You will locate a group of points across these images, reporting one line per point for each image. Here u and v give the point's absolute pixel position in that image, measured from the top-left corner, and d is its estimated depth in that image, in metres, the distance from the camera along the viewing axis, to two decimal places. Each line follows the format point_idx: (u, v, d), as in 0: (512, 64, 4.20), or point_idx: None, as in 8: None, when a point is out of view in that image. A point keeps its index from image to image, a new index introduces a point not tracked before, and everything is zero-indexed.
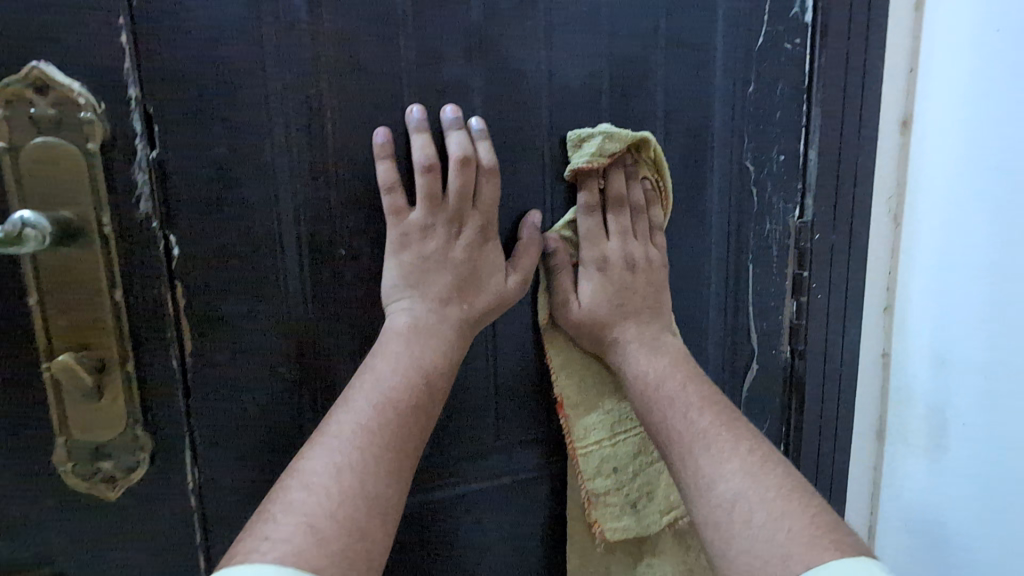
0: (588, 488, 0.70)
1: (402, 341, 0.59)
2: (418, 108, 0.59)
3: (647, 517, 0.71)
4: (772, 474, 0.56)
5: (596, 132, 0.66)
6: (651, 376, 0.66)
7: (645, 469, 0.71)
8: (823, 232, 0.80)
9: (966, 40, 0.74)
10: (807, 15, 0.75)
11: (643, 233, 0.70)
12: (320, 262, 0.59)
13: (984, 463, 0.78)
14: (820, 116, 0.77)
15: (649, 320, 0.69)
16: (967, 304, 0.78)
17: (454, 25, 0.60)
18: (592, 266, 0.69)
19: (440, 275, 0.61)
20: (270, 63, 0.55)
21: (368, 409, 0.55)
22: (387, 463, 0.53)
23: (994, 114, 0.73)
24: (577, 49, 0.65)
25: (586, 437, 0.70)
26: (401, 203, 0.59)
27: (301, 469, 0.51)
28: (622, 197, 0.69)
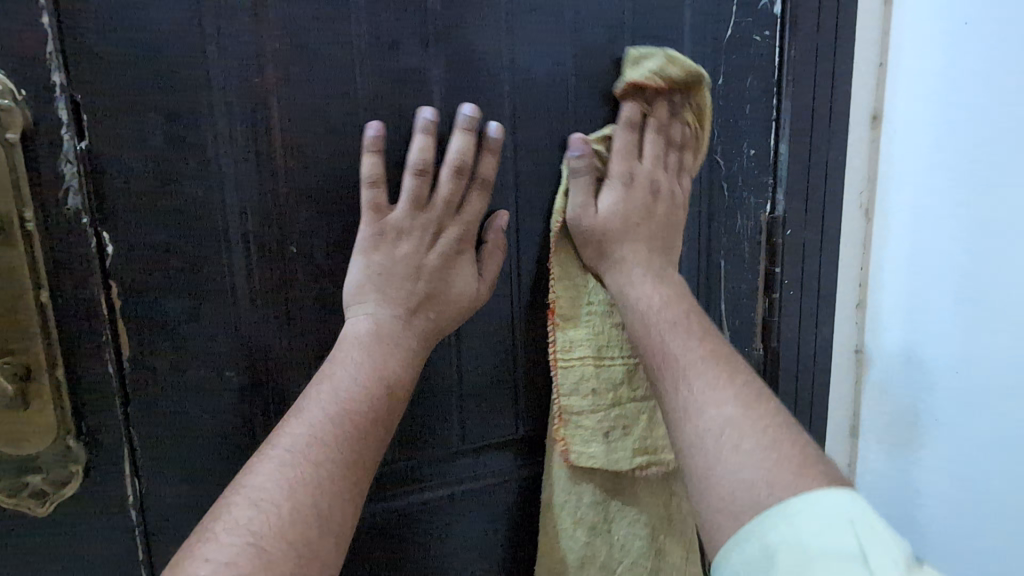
0: (561, 404, 0.66)
1: (362, 347, 0.56)
2: (430, 110, 0.58)
3: (618, 451, 0.65)
4: (766, 410, 0.53)
5: (660, 53, 0.65)
6: (657, 301, 0.62)
7: (627, 400, 0.66)
8: (795, 227, 0.79)
9: (936, 33, 0.74)
10: (776, 7, 0.74)
11: (673, 169, 0.68)
12: (269, 261, 0.56)
13: (965, 460, 0.78)
14: (790, 109, 0.76)
15: (656, 248, 0.65)
16: (944, 300, 0.77)
17: (410, 11, 0.57)
18: (618, 179, 0.66)
19: (408, 280, 0.59)
20: (211, 50, 0.52)
21: (324, 418, 0.51)
22: (344, 478, 0.49)
23: (969, 106, 0.72)
24: (540, 38, 0.63)
25: (570, 351, 0.66)
26: (382, 201, 0.57)
27: (248, 483, 0.47)
28: (662, 128, 0.67)
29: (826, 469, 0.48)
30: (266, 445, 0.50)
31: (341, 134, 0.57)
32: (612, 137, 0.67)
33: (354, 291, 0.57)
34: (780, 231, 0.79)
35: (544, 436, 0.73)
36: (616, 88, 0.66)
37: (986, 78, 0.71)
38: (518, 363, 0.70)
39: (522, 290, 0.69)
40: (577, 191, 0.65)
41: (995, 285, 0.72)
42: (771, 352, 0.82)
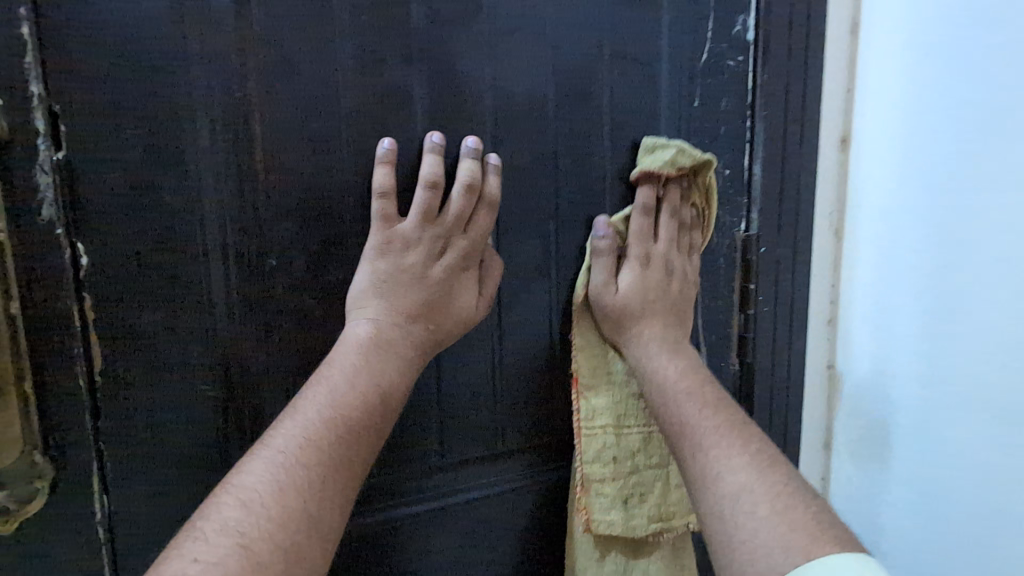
0: (583, 471, 0.71)
1: (359, 351, 0.57)
2: (438, 134, 0.61)
3: (635, 517, 0.71)
4: (780, 476, 0.57)
5: (671, 144, 0.71)
6: (672, 375, 0.68)
7: (642, 467, 0.72)
8: (768, 245, 0.82)
9: (900, 58, 0.79)
10: (749, 34, 0.78)
11: (683, 246, 0.75)
12: (250, 275, 0.56)
13: (936, 468, 0.79)
14: (763, 132, 0.80)
15: (670, 323, 0.72)
16: (911, 311, 0.80)
17: (393, 29, 0.59)
18: (636, 261, 0.73)
19: (410, 291, 0.61)
20: (195, 62, 0.52)
21: (317, 421, 0.52)
22: (333, 484, 0.50)
23: (932, 124, 0.76)
24: (522, 60, 0.65)
25: (592, 420, 0.72)
26: (391, 211, 0.59)
27: (236, 483, 0.47)
28: (673, 212, 0.74)
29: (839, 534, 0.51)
30: (258, 445, 0.51)
31: (324, 146, 0.57)
32: (631, 220, 0.73)
33: (357, 296, 0.59)
34: (754, 249, 0.82)
35: (531, 449, 0.74)
36: (631, 174, 0.72)
37: (947, 97, 0.74)
38: (502, 377, 0.71)
39: (504, 306, 0.70)
40: (601, 271, 0.71)
41: (960, 297, 0.74)
42: (746, 366, 0.85)
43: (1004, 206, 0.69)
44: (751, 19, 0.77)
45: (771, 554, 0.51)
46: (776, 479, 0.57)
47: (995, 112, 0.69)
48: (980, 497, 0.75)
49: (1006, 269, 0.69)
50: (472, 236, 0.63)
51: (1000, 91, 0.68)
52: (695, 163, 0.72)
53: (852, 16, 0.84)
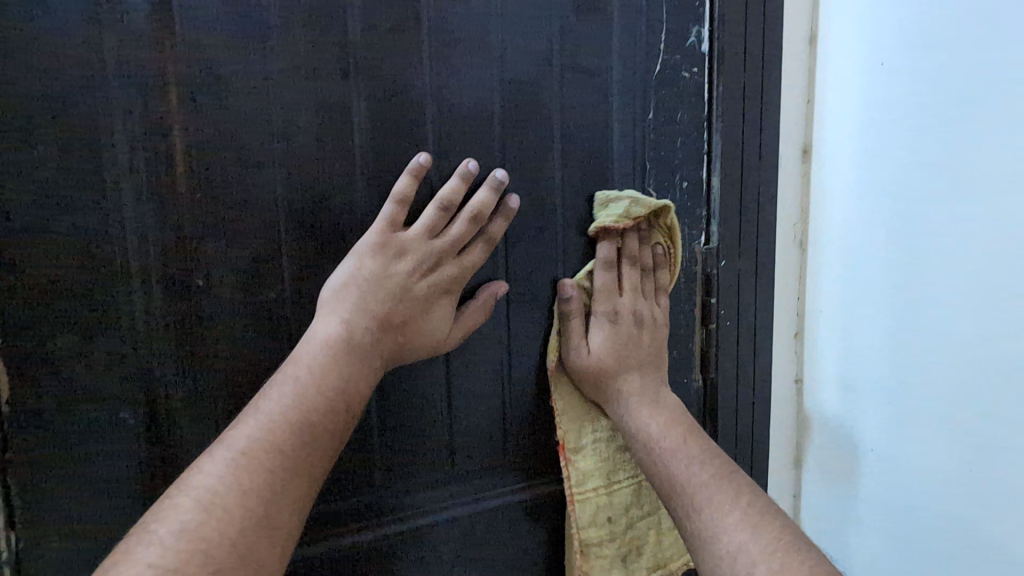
0: (581, 537, 0.72)
1: (327, 351, 0.54)
2: (474, 163, 0.61)
3: (635, 570, 0.74)
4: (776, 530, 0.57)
5: (623, 196, 0.71)
6: (654, 429, 0.69)
7: (636, 519, 0.75)
8: (728, 259, 0.81)
9: (856, 66, 0.78)
10: (704, 45, 0.77)
11: (649, 292, 0.74)
12: (177, 296, 0.54)
13: (908, 480, 0.77)
14: (720, 143, 0.78)
15: (647, 374, 0.73)
16: (881, 317, 0.78)
17: (327, 41, 0.57)
18: (605, 318, 0.72)
19: (393, 302, 0.59)
20: (112, 76, 0.50)
21: (279, 420, 0.50)
22: (294, 490, 0.49)
23: (900, 124, 0.74)
24: (466, 73, 0.64)
25: (584, 484, 0.73)
26: (400, 220, 0.59)
27: (194, 485, 0.46)
28: (635, 260, 0.73)
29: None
30: (217, 444, 0.49)
31: (254, 162, 0.55)
32: (595, 274, 0.72)
33: (333, 292, 0.57)
34: (714, 263, 0.80)
35: (483, 472, 0.73)
36: (588, 230, 0.71)
37: (912, 97, 0.72)
38: (453, 396, 0.70)
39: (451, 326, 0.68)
40: (572, 334, 0.72)
41: (930, 301, 0.72)
42: (710, 382, 0.83)
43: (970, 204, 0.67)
44: (705, 30, 0.77)
45: None
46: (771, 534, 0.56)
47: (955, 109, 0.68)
48: (951, 513, 0.72)
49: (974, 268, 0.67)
50: (463, 264, 0.63)
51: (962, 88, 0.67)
52: (652, 208, 0.71)
53: (811, 26, 0.83)
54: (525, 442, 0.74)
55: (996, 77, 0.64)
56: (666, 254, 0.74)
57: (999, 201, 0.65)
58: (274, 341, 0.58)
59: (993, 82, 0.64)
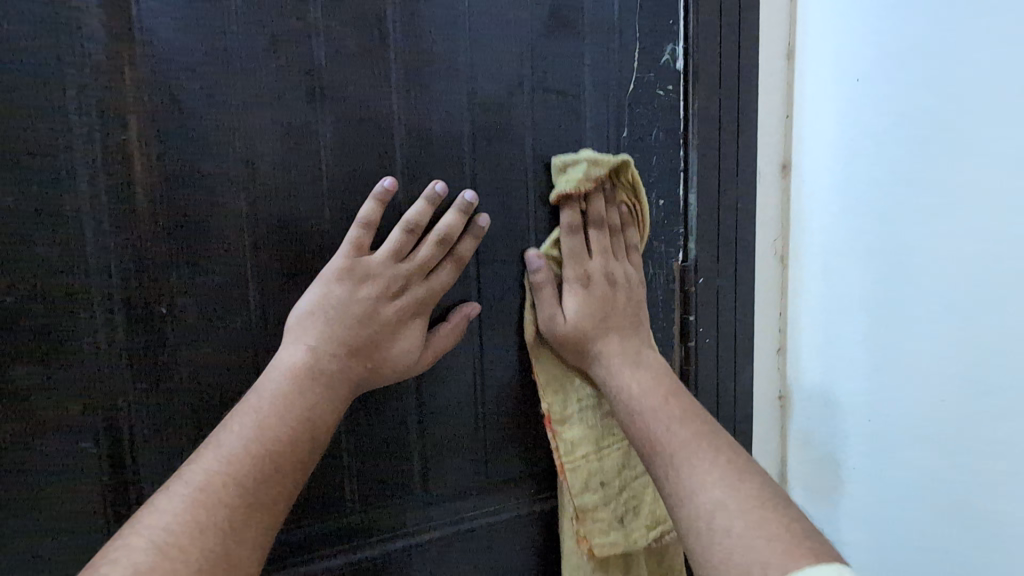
0: (576, 503, 0.70)
1: (292, 380, 0.54)
2: (441, 185, 0.61)
3: (633, 530, 0.72)
4: (753, 489, 0.55)
5: (580, 158, 0.69)
6: (635, 390, 0.65)
7: (630, 480, 0.73)
8: (707, 275, 0.80)
9: (833, 83, 0.78)
10: (678, 63, 0.77)
11: (621, 252, 0.72)
12: (139, 325, 0.54)
13: (894, 500, 0.75)
14: (697, 160, 0.78)
15: (628, 336, 0.70)
16: (860, 336, 0.77)
17: (292, 66, 0.57)
18: (577, 283, 0.69)
19: (360, 327, 0.58)
20: (72, 107, 0.50)
21: (240, 453, 0.50)
22: (255, 523, 0.48)
23: (876, 141, 0.74)
24: (434, 95, 0.63)
25: (573, 452, 0.71)
26: (365, 244, 0.59)
27: (146, 525, 0.45)
28: (602, 219, 0.70)
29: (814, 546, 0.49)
30: (173, 480, 0.48)
31: (219, 188, 0.55)
32: (561, 240, 0.70)
33: (299, 319, 0.57)
34: (692, 280, 0.80)
35: (458, 493, 0.72)
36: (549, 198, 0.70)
37: (890, 113, 0.72)
38: (426, 419, 0.69)
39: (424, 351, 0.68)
40: (545, 303, 0.69)
41: (910, 320, 0.71)
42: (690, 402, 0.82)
43: (945, 225, 0.67)
44: (680, 48, 0.76)
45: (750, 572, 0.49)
46: (750, 492, 0.54)
47: (927, 131, 0.68)
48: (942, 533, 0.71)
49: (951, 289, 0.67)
50: (432, 286, 0.63)
51: (934, 110, 0.67)
52: (609, 167, 0.70)
53: (788, 43, 0.83)
54: (500, 463, 0.74)
55: (967, 98, 0.64)
56: (632, 211, 0.72)
57: (976, 221, 0.65)
58: (238, 369, 0.58)
59: (964, 104, 0.65)
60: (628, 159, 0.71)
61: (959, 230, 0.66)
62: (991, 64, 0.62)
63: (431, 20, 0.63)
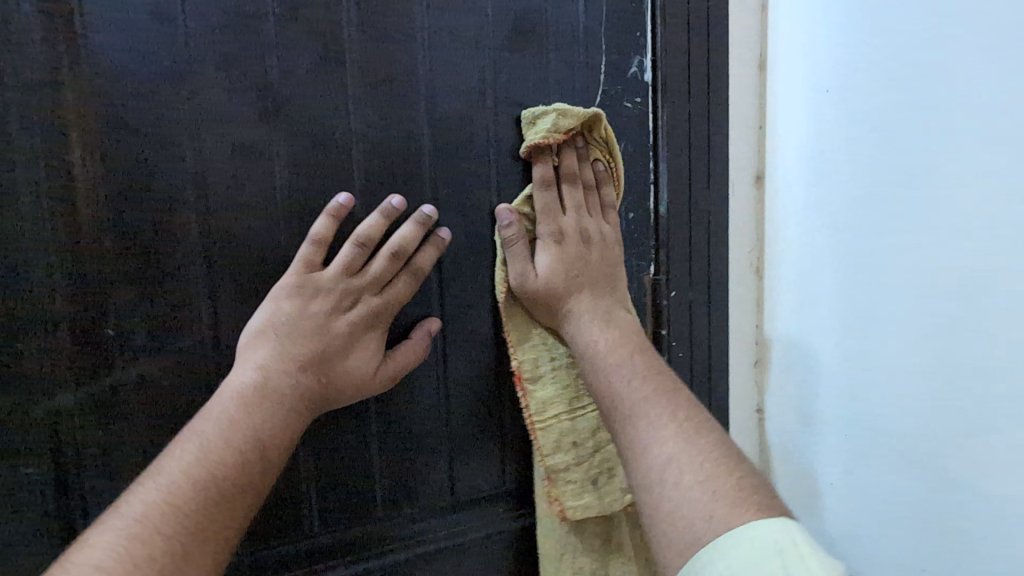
0: (548, 464, 0.69)
1: (241, 403, 0.53)
2: (399, 199, 0.61)
3: (608, 493, 0.69)
4: (706, 443, 0.55)
5: (550, 109, 0.67)
6: (602, 345, 0.65)
7: (605, 443, 0.70)
8: (679, 288, 0.79)
9: (802, 92, 0.76)
10: (646, 75, 0.76)
11: (596, 210, 0.71)
12: (87, 348, 0.54)
13: (878, 518, 0.72)
14: (666, 172, 0.77)
15: (601, 294, 0.69)
16: (835, 348, 0.75)
17: (245, 84, 0.57)
18: (550, 239, 0.68)
19: (313, 342, 0.58)
20: (18, 131, 0.51)
21: (181, 479, 0.48)
22: (197, 552, 0.46)
23: (845, 148, 0.72)
24: (391, 109, 0.63)
25: (544, 412, 0.69)
26: (315, 258, 0.58)
27: (76, 562, 0.43)
28: (575, 176, 0.70)
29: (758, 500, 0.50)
30: (111, 513, 0.47)
31: (169, 208, 0.55)
32: (534, 196, 0.69)
33: (251, 338, 0.56)
34: (664, 293, 0.79)
35: (422, 511, 0.71)
36: (520, 150, 0.68)
37: (859, 120, 0.70)
38: (386, 435, 0.68)
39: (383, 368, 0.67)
40: (515, 258, 0.67)
41: (885, 332, 0.69)
42: None
43: (923, 239, 0.65)
44: (647, 61, 0.76)
45: (695, 526, 0.49)
46: (702, 445, 0.54)
47: (901, 143, 0.66)
48: (930, 553, 0.67)
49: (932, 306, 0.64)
50: (387, 298, 0.62)
51: (904, 118, 0.65)
52: (581, 119, 0.68)
53: (759, 52, 0.82)
54: (469, 481, 0.72)
55: (936, 103, 0.62)
56: (607, 169, 0.71)
57: (951, 228, 0.62)
58: (191, 392, 0.57)
59: (934, 106, 0.62)
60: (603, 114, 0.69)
61: (938, 243, 0.63)
62: (964, 72, 0.60)
63: (388, 34, 0.62)
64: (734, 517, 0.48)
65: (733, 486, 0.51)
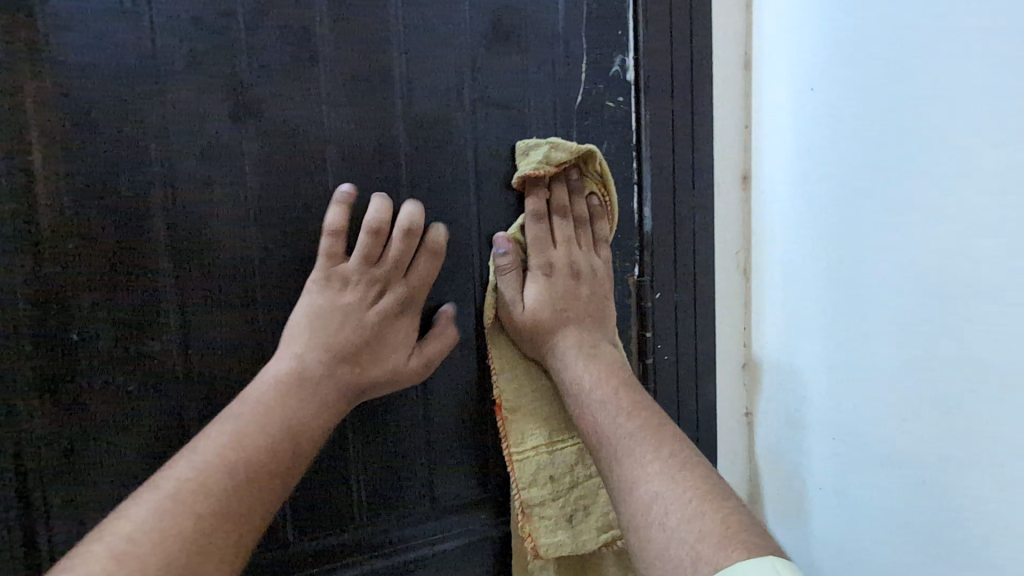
0: (522, 498, 0.69)
1: (278, 390, 0.55)
2: (383, 197, 0.61)
3: (582, 533, 0.70)
4: (693, 478, 0.52)
5: (543, 141, 0.68)
6: (588, 380, 0.65)
7: (583, 479, 0.71)
8: (663, 290, 0.78)
9: (787, 91, 0.75)
10: (629, 74, 0.75)
11: (587, 243, 0.72)
12: (50, 349, 0.54)
13: (862, 524, 0.71)
14: (650, 173, 0.76)
15: (589, 328, 0.70)
16: (821, 350, 0.74)
17: (214, 83, 0.56)
18: (539, 271, 0.70)
19: (348, 331, 0.60)
20: None
21: (216, 456, 0.50)
22: (231, 527, 0.48)
23: (827, 147, 0.71)
24: (364, 109, 0.61)
25: (523, 443, 0.69)
26: (337, 250, 0.60)
27: (113, 532, 0.44)
28: (567, 210, 0.71)
29: (748, 539, 0.46)
30: (149, 485, 0.48)
31: (134, 209, 0.55)
32: (525, 228, 0.70)
33: (291, 329, 0.59)
34: (649, 293, 0.78)
35: (402, 526, 0.69)
36: (512, 180, 0.69)
37: (841, 119, 0.69)
38: (366, 449, 0.67)
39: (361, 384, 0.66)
40: (505, 289, 0.68)
41: (868, 334, 0.68)
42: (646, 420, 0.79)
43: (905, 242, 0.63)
44: (630, 60, 0.75)
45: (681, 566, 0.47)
46: (690, 482, 0.52)
47: (884, 138, 0.64)
48: (913, 560, 0.65)
49: (913, 307, 0.63)
50: (414, 282, 0.64)
51: (886, 116, 0.64)
52: (575, 153, 0.69)
53: (744, 52, 0.80)
54: (449, 491, 0.71)
55: (914, 99, 0.61)
56: (601, 203, 0.72)
57: (929, 229, 0.61)
58: (160, 395, 0.57)
59: (913, 105, 0.61)
60: (598, 148, 0.70)
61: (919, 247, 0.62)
62: (945, 72, 0.58)
63: (364, 33, 0.61)
64: (720, 556, 0.45)
65: (721, 522, 0.48)
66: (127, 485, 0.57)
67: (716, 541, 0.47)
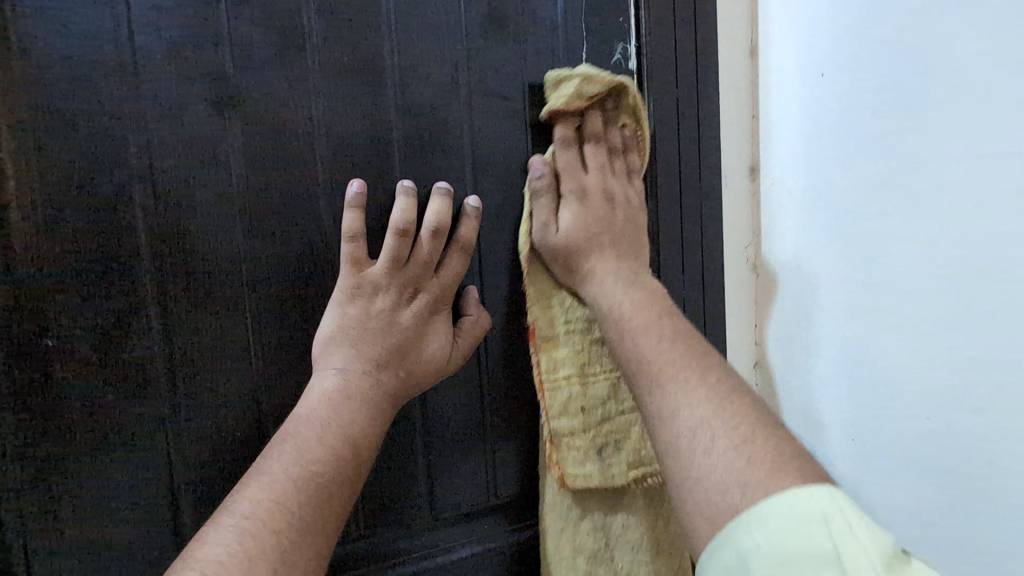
0: (551, 426, 0.65)
1: (327, 404, 0.53)
2: (407, 185, 0.59)
3: (612, 466, 0.65)
4: (743, 406, 0.48)
5: (574, 73, 0.64)
6: (625, 307, 0.60)
7: (615, 414, 0.66)
8: (672, 286, 0.75)
9: (793, 77, 0.71)
10: (631, 62, 0.71)
11: (621, 173, 0.68)
12: (24, 357, 0.51)
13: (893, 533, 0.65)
14: (655, 164, 0.73)
15: (626, 257, 0.64)
16: (836, 350, 0.69)
17: (194, 74, 0.53)
18: (573, 197, 0.65)
19: (382, 338, 0.58)
20: None
21: (284, 477, 0.48)
22: (310, 546, 0.46)
23: (836, 135, 0.66)
24: (353, 98, 0.59)
25: (555, 371, 0.65)
26: (362, 254, 0.57)
27: (199, 557, 0.42)
28: (600, 138, 0.67)
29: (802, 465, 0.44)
30: (222, 511, 0.46)
31: (115, 208, 0.52)
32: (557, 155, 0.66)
33: (325, 345, 0.57)
34: None
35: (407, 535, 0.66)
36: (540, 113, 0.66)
37: (850, 105, 0.64)
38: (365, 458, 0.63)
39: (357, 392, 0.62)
40: (539, 213, 0.65)
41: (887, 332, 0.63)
42: None
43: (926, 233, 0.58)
44: (631, 48, 0.71)
45: (729, 494, 0.44)
46: (737, 409, 0.48)
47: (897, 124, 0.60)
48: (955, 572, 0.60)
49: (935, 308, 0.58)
50: (445, 278, 0.62)
51: (897, 102, 0.60)
52: (608, 84, 0.64)
53: (750, 39, 0.76)
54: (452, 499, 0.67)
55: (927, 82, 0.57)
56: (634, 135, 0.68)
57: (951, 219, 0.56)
58: (144, 402, 0.55)
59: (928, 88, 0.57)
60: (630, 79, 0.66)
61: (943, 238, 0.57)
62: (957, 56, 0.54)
63: (352, 20, 0.58)
64: (773, 482, 0.42)
65: (773, 450, 0.45)
66: (111, 499, 0.54)
67: (766, 469, 0.43)
